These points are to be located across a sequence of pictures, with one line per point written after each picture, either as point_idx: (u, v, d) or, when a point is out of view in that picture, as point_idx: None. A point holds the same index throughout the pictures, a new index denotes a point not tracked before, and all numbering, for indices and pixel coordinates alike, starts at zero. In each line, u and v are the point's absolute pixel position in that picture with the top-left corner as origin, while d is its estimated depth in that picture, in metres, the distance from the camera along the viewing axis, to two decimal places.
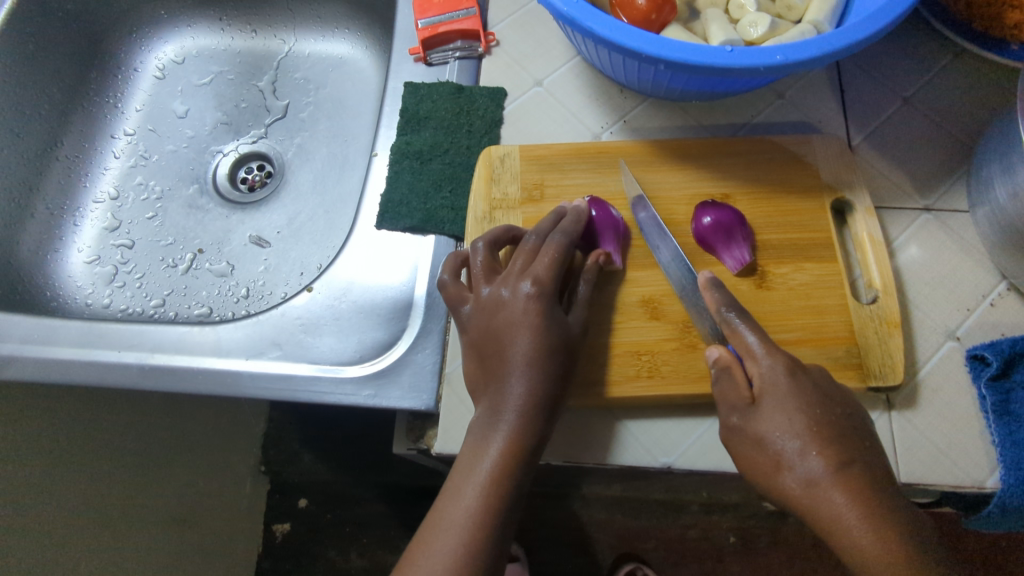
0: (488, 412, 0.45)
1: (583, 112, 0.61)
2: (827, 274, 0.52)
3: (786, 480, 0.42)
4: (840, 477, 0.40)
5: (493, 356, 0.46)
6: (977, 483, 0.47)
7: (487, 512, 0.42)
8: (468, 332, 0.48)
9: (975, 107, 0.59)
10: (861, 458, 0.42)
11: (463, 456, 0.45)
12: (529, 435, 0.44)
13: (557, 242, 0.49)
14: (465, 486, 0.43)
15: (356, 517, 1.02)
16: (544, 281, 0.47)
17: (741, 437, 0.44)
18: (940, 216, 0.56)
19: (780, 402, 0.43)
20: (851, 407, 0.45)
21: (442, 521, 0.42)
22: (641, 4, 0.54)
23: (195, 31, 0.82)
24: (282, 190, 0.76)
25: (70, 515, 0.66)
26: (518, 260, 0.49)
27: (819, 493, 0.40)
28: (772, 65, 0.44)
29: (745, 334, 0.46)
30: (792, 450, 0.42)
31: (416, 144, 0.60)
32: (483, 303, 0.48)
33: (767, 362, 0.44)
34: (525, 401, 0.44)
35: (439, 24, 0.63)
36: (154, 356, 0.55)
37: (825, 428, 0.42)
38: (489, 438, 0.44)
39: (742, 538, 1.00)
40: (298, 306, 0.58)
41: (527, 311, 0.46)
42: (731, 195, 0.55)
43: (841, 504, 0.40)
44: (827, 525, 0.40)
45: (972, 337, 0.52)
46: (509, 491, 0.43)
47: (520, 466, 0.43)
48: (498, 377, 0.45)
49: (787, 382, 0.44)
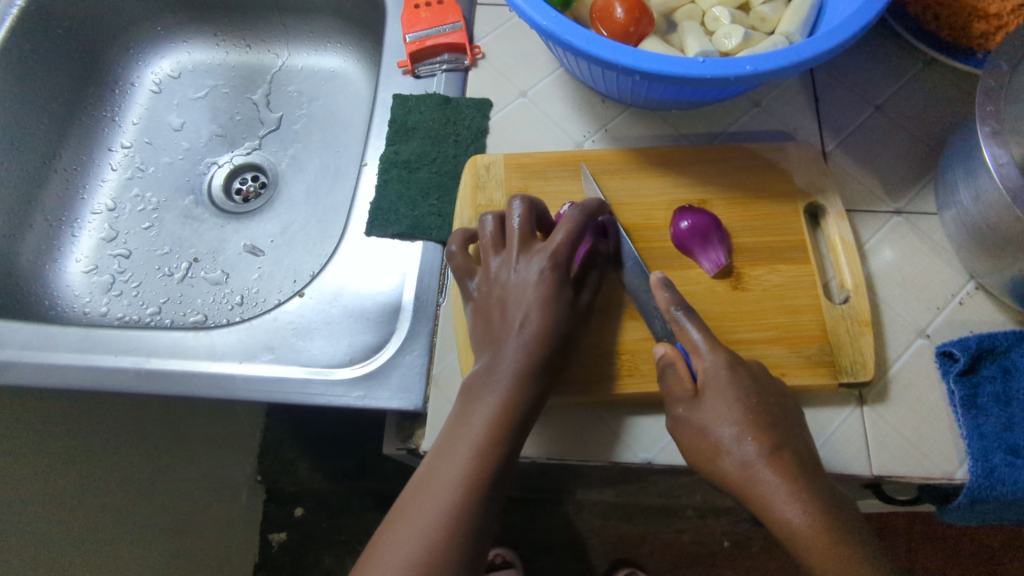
0: (485, 372, 0.47)
1: (565, 121, 0.63)
2: (800, 275, 0.54)
3: (723, 464, 0.44)
4: (772, 460, 0.43)
5: (495, 325, 0.49)
6: (947, 475, 0.49)
7: (480, 471, 0.43)
8: (477, 302, 0.51)
9: (943, 114, 0.61)
10: (793, 444, 0.44)
11: (456, 418, 0.46)
12: (527, 401, 0.46)
13: (574, 220, 0.50)
14: (455, 449, 0.44)
15: (352, 524, 1.03)
16: (557, 255, 0.49)
17: (686, 427, 0.46)
18: (910, 219, 0.58)
19: (719, 394, 0.45)
20: (787, 402, 0.47)
21: (431, 480, 0.44)
22: (619, 18, 0.56)
23: (190, 47, 0.85)
24: (275, 200, 0.78)
25: (65, 524, 0.67)
26: (529, 234, 0.51)
27: (752, 476, 0.43)
28: (741, 75, 0.46)
29: (690, 331, 0.48)
30: (728, 439, 0.44)
31: (404, 154, 0.62)
32: (493, 276, 0.50)
33: (710, 356, 0.47)
34: (528, 367, 0.46)
35: (426, 38, 0.66)
36: (149, 361, 0.57)
37: (761, 416, 0.45)
38: (484, 399, 0.46)
39: (735, 542, 1.01)
40: (290, 312, 0.60)
41: (539, 283, 0.48)
42: (708, 201, 0.57)
43: (773, 485, 0.42)
44: (760, 504, 0.42)
45: (941, 334, 0.53)
46: (502, 454, 0.44)
47: (516, 429, 0.45)
48: (501, 343, 0.48)
49: (728, 376, 0.46)
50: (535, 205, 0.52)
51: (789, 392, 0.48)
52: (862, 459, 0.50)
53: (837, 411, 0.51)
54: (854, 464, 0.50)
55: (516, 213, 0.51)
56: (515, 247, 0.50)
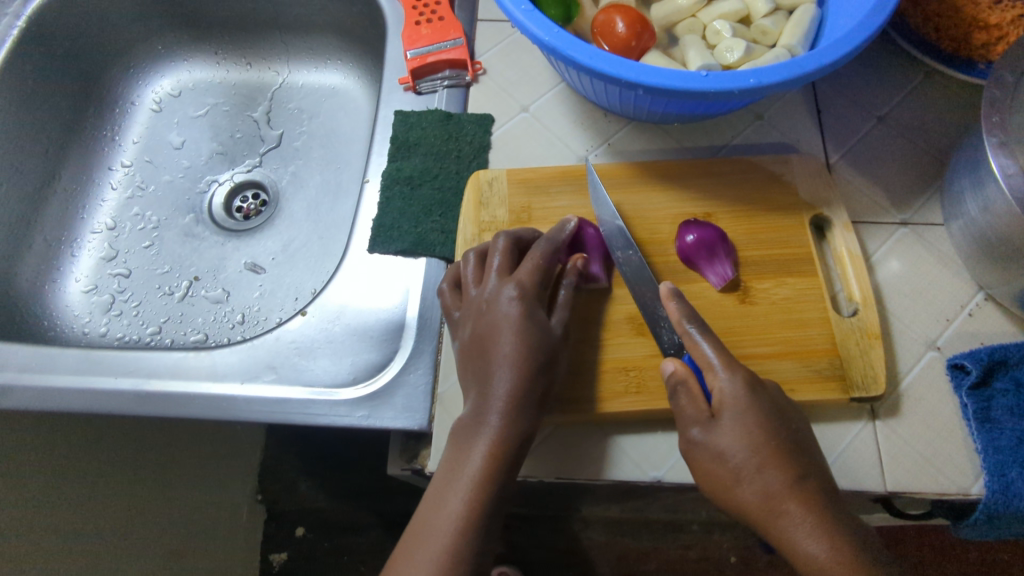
0: (472, 414, 0.46)
1: (568, 136, 0.63)
2: (807, 289, 0.53)
3: (741, 493, 0.43)
4: (796, 490, 0.42)
5: (476, 359, 0.48)
6: (962, 490, 0.48)
7: (470, 516, 0.42)
8: (460, 338, 0.50)
9: (947, 125, 0.61)
10: (814, 470, 0.44)
11: (447, 462, 0.45)
12: (513, 439, 0.44)
13: (541, 250, 0.50)
14: (448, 492, 0.43)
15: (353, 544, 1.01)
16: (525, 284, 0.49)
17: (702, 451, 0.45)
18: (917, 230, 0.57)
19: (739, 416, 0.45)
20: (802, 418, 0.47)
21: (427, 525, 0.43)
22: (620, 32, 0.56)
23: (190, 65, 0.85)
24: (276, 218, 0.77)
25: (66, 547, 0.65)
26: (504, 266, 0.50)
27: (777, 507, 0.42)
28: (745, 88, 0.46)
29: (704, 348, 0.47)
30: (747, 465, 0.43)
31: (406, 170, 0.62)
32: (470, 310, 0.50)
33: (727, 377, 0.46)
34: (510, 404, 0.45)
35: (427, 54, 0.66)
36: (151, 383, 0.56)
37: (782, 442, 0.44)
38: (472, 443, 0.44)
39: (743, 558, 1.00)
40: (292, 330, 0.59)
41: (510, 315, 0.47)
42: (713, 215, 0.57)
43: (797, 517, 0.41)
44: (782, 536, 0.42)
45: (951, 346, 0.53)
46: (493, 494, 0.43)
47: (504, 469, 0.44)
48: (485, 379, 0.46)
49: (747, 398, 0.45)
50: (514, 239, 0.52)
51: (795, 407, 0.47)
52: (875, 474, 0.49)
53: (848, 426, 0.51)
54: (868, 480, 0.49)
55: (496, 251, 0.51)
56: (490, 281, 0.50)
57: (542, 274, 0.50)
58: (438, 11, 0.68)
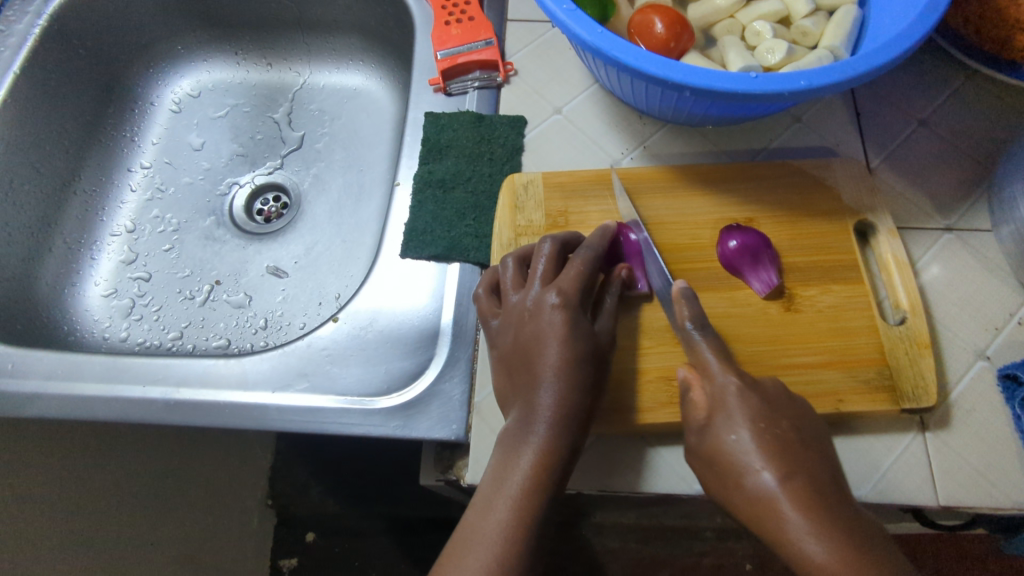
0: (519, 423, 0.44)
1: (603, 139, 0.61)
2: (854, 296, 0.52)
3: (736, 496, 0.42)
4: (787, 490, 0.40)
5: (520, 368, 0.46)
6: (1018, 505, 0.47)
7: (519, 527, 0.41)
8: (498, 347, 0.49)
9: (990, 129, 0.60)
10: (810, 469, 0.41)
11: (490, 473, 0.44)
12: (561, 450, 0.43)
13: (583, 257, 0.49)
14: (496, 500, 0.42)
15: (365, 550, 0.99)
16: (569, 291, 0.47)
17: (700, 458, 0.45)
18: (962, 236, 0.56)
19: (728, 417, 0.44)
20: (808, 419, 0.45)
21: (474, 535, 0.41)
22: (659, 33, 0.55)
23: (210, 65, 0.84)
24: (298, 221, 0.76)
25: (76, 555, 0.64)
26: (545, 273, 0.49)
27: (766, 508, 0.40)
28: (796, 90, 0.44)
29: (704, 352, 0.47)
30: (740, 467, 0.42)
31: (438, 173, 0.60)
32: (511, 318, 0.48)
33: (721, 379, 0.45)
34: (559, 413, 0.44)
35: (457, 55, 0.64)
36: (178, 391, 0.55)
37: (776, 441, 0.42)
38: (518, 453, 0.43)
39: (759, 565, 0.97)
40: (323, 337, 0.57)
41: (555, 324, 0.46)
42: (755, 219, 0.55)
43: (786, 516, 0.39)
44: (776, 538, 0.39)
45: (1001, 356, 0.51)
46: (543, 505, 0.42)
47: (553, 480, 0.43)
48: (529, 390, 0.45)
49: (735, 397, 0.44)
50: (557, 245, 0.50)
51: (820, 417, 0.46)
52: (927, 488, 0.48)
53: (898, 438, 0.49)
54: (920, 495, 0.47)
55: (536, 258, 0.50)
56: (532, 289, 0.49)
57: (586, 282, 0.48)
58: (467, 11, 0.66)
